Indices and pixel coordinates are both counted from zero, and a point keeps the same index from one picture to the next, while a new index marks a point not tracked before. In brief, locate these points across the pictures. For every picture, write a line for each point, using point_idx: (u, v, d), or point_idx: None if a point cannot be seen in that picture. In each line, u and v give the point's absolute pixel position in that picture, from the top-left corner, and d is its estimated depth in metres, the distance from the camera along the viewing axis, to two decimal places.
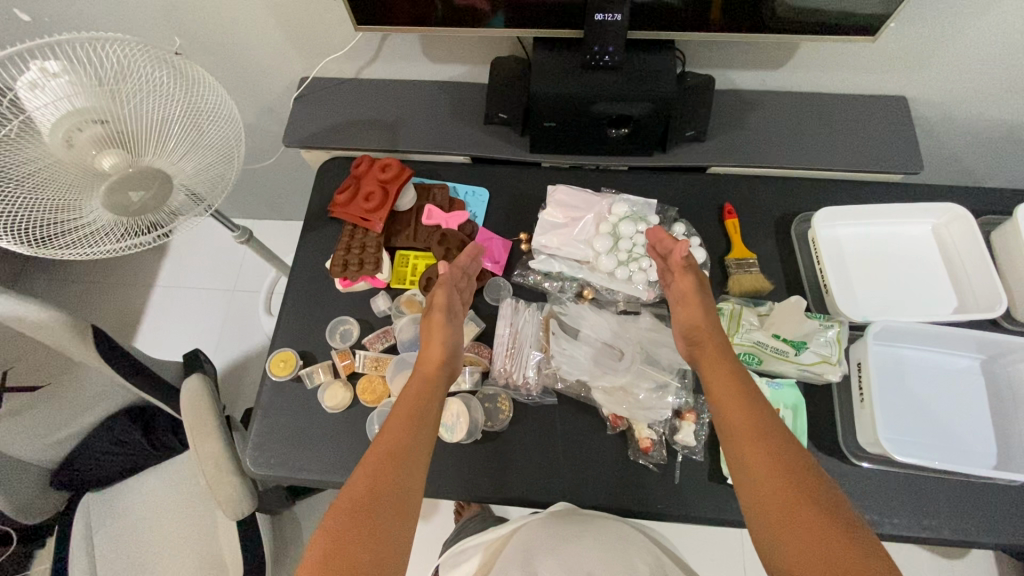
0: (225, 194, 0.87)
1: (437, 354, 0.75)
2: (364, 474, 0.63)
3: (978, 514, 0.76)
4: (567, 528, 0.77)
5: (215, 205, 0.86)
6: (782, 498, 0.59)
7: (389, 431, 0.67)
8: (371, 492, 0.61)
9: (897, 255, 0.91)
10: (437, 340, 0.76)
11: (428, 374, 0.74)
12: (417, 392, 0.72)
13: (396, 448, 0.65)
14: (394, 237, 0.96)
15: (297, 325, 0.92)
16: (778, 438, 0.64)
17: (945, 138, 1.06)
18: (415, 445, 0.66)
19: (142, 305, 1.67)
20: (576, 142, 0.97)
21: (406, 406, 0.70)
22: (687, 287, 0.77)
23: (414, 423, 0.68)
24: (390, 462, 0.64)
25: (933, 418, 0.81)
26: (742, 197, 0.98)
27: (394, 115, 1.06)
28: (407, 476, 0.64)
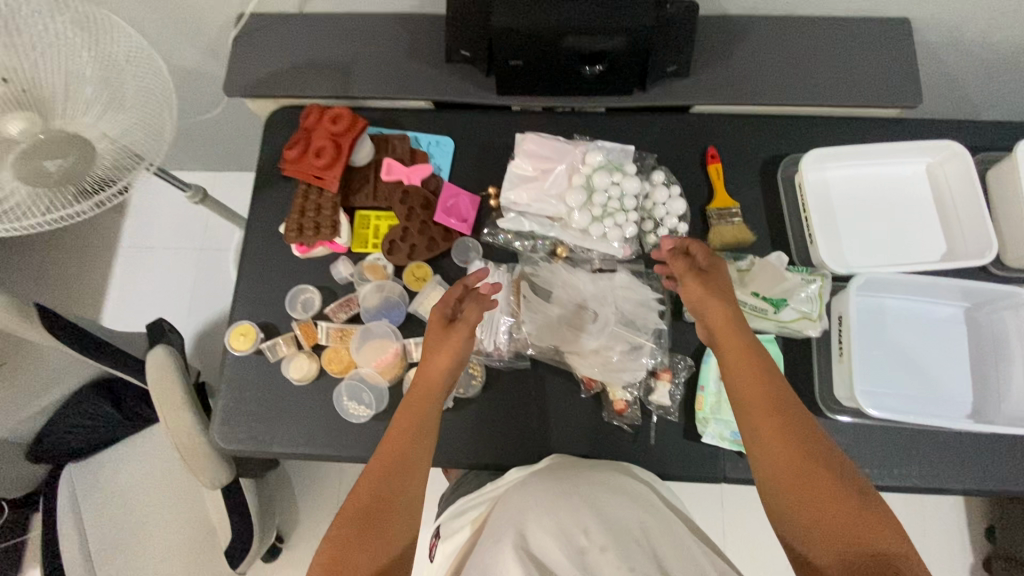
0: (163, 150, 0.75)
1: (446, 364, 0.69)
2: (365, 483, 0.62)
3: (948, 461, 0.77)
4: (557, 485, 0.68)
5: (154, 161, 0.74)
6: (798, 476, 0.58)
7: (391, 441, 0.65)
8: (372, 500, 0.60)
9: (889, 199, 0.86)
10: (446, 353, 0.69)
11: (431, 383, 0.68)
12: (420, 401, 0.67)
13: (396, 456, 0.63)
14: (351, 196, 0.89)
15: (256, 295, 0.87)
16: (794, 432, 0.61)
17: (949, 65, 0.97)
18: (418, 456, 0.64)
19: (108, 269, 1.60)
20: (547, 82, 0.89)
21: (407, 417, 0.66)
22: (681, 272, 0.73)
23: (415, 433, 0.65)
24: (388, 471, 0.62)
25: (914, 370, 0.80)
26: (726, 140, 0.91)
27: (343, 57, 0.95)
28: (408, 485, 0.62)
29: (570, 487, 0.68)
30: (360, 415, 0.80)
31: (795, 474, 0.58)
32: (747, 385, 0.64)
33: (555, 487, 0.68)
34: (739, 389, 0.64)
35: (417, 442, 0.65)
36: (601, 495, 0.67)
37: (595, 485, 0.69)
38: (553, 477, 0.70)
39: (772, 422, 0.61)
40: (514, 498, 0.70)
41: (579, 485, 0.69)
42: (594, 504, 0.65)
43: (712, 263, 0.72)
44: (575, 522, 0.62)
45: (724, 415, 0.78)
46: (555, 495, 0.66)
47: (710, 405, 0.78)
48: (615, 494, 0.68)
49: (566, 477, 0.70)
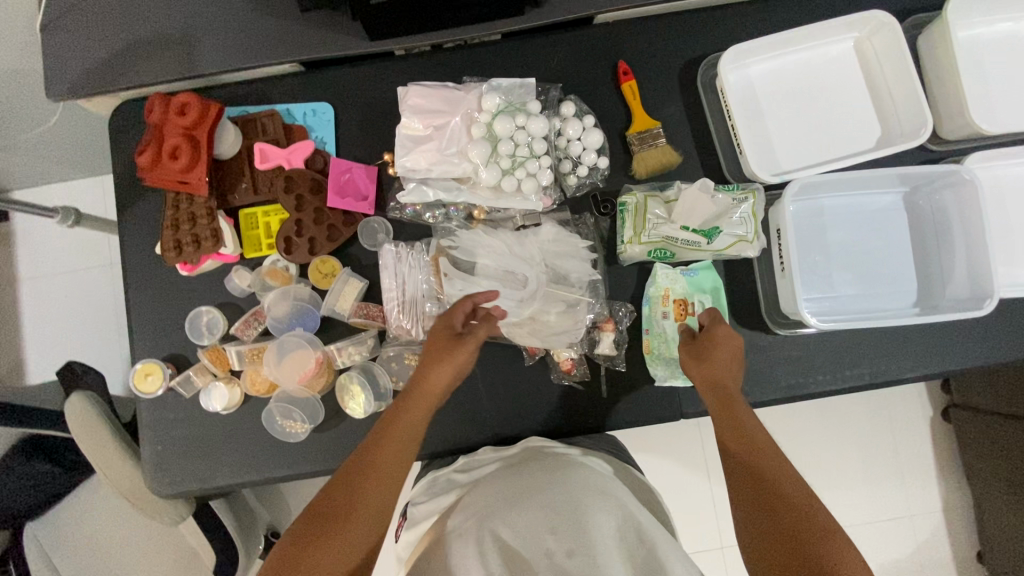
0: None
1: (445, 376, 0.65)
2: (339, 486, 0.58)
3: (895, 352, 0.77)
4: (521, 480, 0.62)
5: None
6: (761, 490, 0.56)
7: (376, 443, 0.61)
8: (343, 505, 0.56)
9: (818, 87, 0.79)
10: (452, 365, 0.65)
11: (424, 393, 0.65)
12: (410, 412, 0.63)
13: (378, 462, 0.59)
14: (230, 195, 0.78)
15: (154, 328, 0.78)
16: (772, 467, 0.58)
17: None
18: (398, 465, 0.60)
19: (13, 308, 1.45)
20: (423, 18, 0.75)
21: (397, 421, 0.63)
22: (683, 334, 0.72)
23: (402, 440, 0.61)
24: (366, 479, 0.58)
25: (857, 270, 0.77)
26: (638, 50, 0.81)
27: (177, 27, 0.79)
28: (383, 493, 0.58)
29: (539, 480, 0.61)
30: (298, 432, 0.74)
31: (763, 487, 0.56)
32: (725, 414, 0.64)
33: (518, 482, 0.62)
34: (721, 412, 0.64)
35: (399, 452, 0.61)
36: (563, 481, 0.60)
37: (555, 473, 0.62)
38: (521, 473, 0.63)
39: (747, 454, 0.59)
40: (481, 492, 0.62)
41: (542, 475, 0.62)
42: (561, 500, 0.57)
43: (713, 327, 0.70)
44: (542, 520, 0.54)
45: (670, 354, 0.75)
46: (521, 494, 0.59)
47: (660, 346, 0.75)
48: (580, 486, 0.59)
49: (535, 470, 0.62)
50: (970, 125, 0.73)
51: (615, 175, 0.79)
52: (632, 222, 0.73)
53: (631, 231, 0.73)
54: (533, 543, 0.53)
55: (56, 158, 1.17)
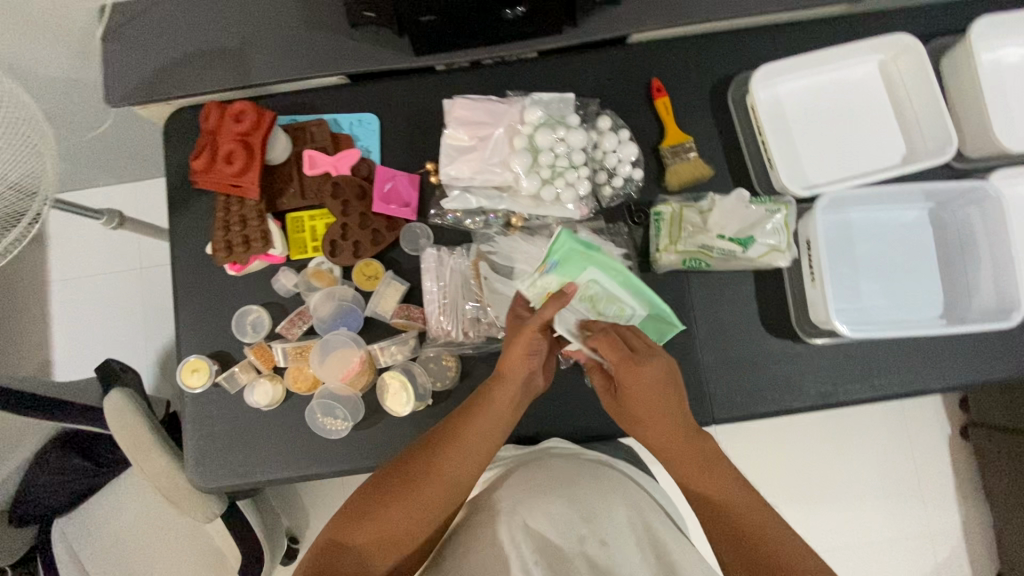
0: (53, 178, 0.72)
1: (517, 358, 0.66)
2: (417, 453, 0.63)
3: (922, 363, 0.79)
4: (550, 472, 0.68)
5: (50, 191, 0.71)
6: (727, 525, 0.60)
7: (464, 417, 0.65)
8: (421, 469, 0.62)
9: (844, 106, 0.82)
10: (521, 347, 0.66)
11: (504, 373, 0.66)
12: (490, 393, 0.66)
13: (458, 437, 0.63)
14: (278, 199, 0.81)
15: (200, 325, 0.81)
16: (753, 520, 0.59)
17: None
18: (478, 441, 0.64)
19: (45, 309, 1.48)
20: (467, 35, 0.79)
21: (477, 401, 0.66)
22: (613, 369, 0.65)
23: (482, 420, 0.64)
24: (445, 448, 0.63)
25: (884, 281, 0.79)
26: (670, 68, 0.84)
27: (232, 40, 0.83)
28: (456, 469, 0.62)
29: (569, 476, 0.68)
30: (339, 429, 0.76)
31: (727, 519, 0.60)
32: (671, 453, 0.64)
33: (547, 473, 0.68)
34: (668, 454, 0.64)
35: (477, 432, 0.64)
36: (589, 477, 0.68)
37: (582, 468, 0.70)
38: (548, 467, 0.69)
39: (727, 516, 0.60)
40: (510, 480, 0.69)
41: (569, 469, 0.69)
42: (586, 497, 0.64)
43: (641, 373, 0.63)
44: (577, 510, 0.62)
45: None
46: (552, 485, 0.66)
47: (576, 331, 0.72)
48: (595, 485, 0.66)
49: (565, 465, 0.69)
50: (994, 143, 0.75)
51: (648, 187, 0.82)
52: (667, 231, 0.76)
53: (666, 240, 0.76)
54: (565, 530, 0.60)
55: (96, 164, 1.21)
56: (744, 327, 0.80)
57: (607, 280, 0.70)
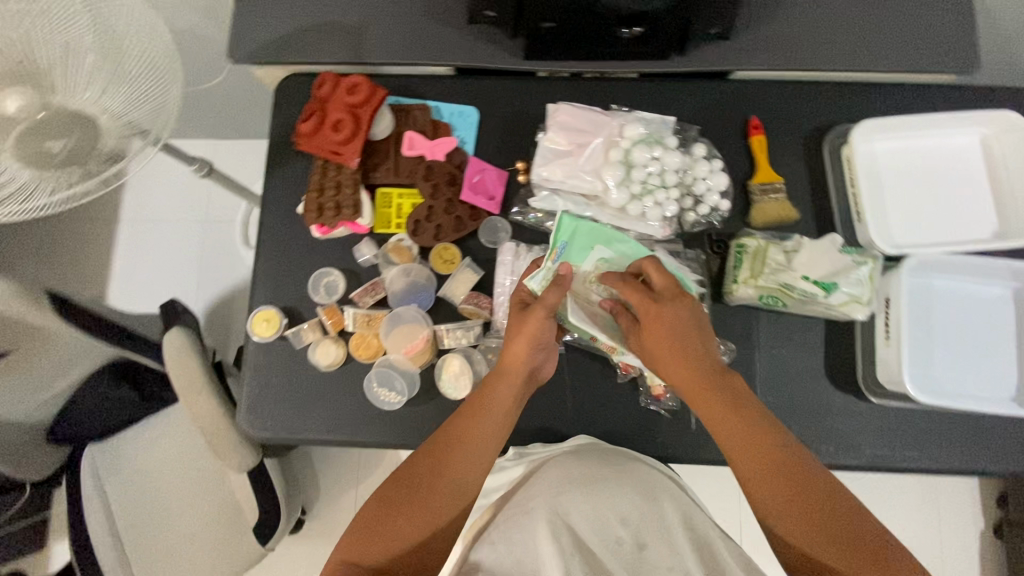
0: (171, 121, 0.71)
1: (523, 348, 0.67)
2: (424, 464, 0.63)
3: (986, 443, 0.77)
4: (582, 467, 0.70)
5: (163, 134, 0.70)
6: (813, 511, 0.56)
7: (463, 413, 0.66)
8: (424, 476, 0.62)
9: (940, 173, 0.82)
10: (526, 335, 0.67)
11: (508, 374, 0.67)
12: (493, 394, 0.66)
13: (459, 438, 0.64)
14: (372, 173, 0.84)
15: (277, 279, 0.83)
16: (824, 515, 0.55)
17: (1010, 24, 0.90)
18: (482, 438, 0.64)
19: (110, 244, 1.54)
20: (578, 47, 0.82)
21: (478, 397, 0.67)
22: (652, 316, 0.64)
23: (483, 414, 0.65)
24: (448, 449, 0.64)
25: (959, 352, 0.77)
26: (769, 109, 0.86)
27: (355, 17, 0.86)
28: (465, 476, 0.63)
29: (602, 473, 0.70)
30: (391, 401, 0.78)
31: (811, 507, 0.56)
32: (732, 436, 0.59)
33: (580, 469, 0.70)
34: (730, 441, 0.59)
35: (482, 439, 0.64)
36: (622, 477, 0.70)
37: (613, 465, 0.71)
38: (585, 459, 0.72)
39: (783, 499, 0.56)
40: (544, 473, 0.73)
41: (602, 465, 0.71)
42: (620, 501, 0.68)
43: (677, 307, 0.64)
44: (613, 511, 0.67)
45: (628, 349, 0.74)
46: (587, 482, 0.69)
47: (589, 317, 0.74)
48: (629, 485, 0.69)
49: (598, 463, 0.71)
50: None
51: (730, 219, 0.82)
52: (749, 264, 0.76)
53: (747, 273, 0.76)
54: (603, 530, 0.66)
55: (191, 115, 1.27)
56: (808, 374, 0.79)
57: (614, 254, 0.75)
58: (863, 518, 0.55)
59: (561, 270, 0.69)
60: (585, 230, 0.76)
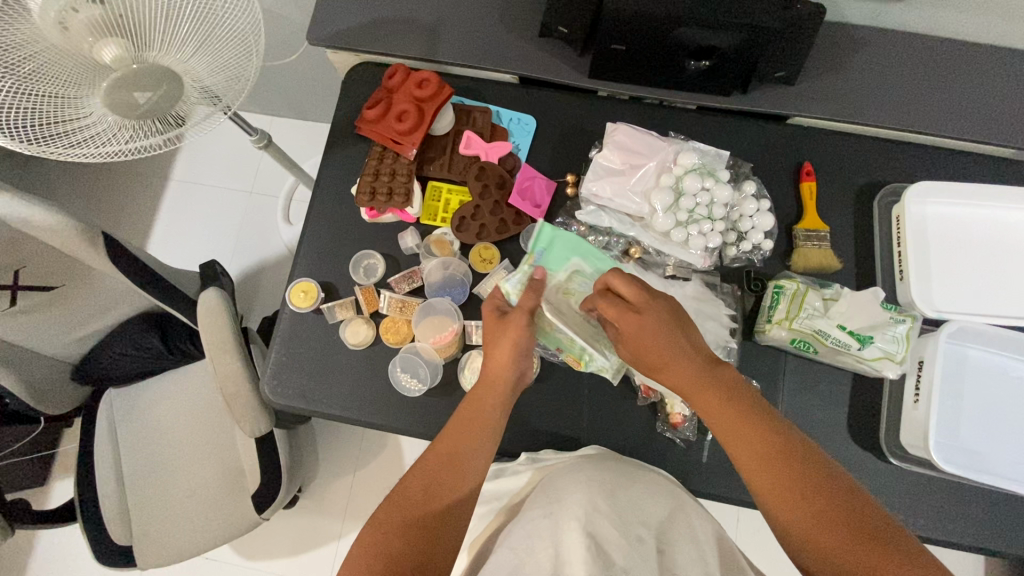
0: (243, 91, 0.72)
1: (502, 359, 0.68)
2: (419, 471, 0.63)
3: (1005, 524, 0.75)
4: (601, 471, 0.68)
5: (233, 102, 0.71)
6: (825, 520, 0.54)
7: (451, 428, 0.66)
8: (419, 491, 0.61)
9: (988, 244, 0.81)
10: (507, 345, 0.69)
11: (491, 384, 0.68)
12: (479, 403, 0.67)
13: (450, 452, 0.64)
14: (426, 165, 0.87)
15: (320, 254, 0.86)
16: (838, 521, 0.53)
17: None
18: (473, 448, 0.65)
19: (157, 201, 1.59)
20: (643, 72, 0.84)
21: (465, 412, 0.67)
22: (632, 326, 0.65)
23: (471, 426, 0.66)
24: (444, 465, 0.63)
25: (988, 427, 0.76)
26: (823, 158, 0.86)
27: (433, 16, 0.89)
28: (460, 484, 0.63)
29: (623, 479, 0.67)
30: (412, 388, 0.79)
31: (822, 514, 0.54)
32: (738, 441, 0.59)
33: (599, 472, 0.68)
34: (739, 451, 0.59)
35: (472, 444, 0.65)
36: (643, 488, 0.67)
37: (633, 475, 0.69)
38: (601, 465, 0.70)
39: (782, 488, 0.56)
40: (559, 476, 0.70)
41: (620, 472, 0.69)
42: (641, 506, 0.64)
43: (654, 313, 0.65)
44: (635, 514, 0.63)
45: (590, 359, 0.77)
46: (608, 483, 0.66)
47: (558, 327, 0.77)
48: (647, 493, 0.67)
49: (618, 470, 0.69)
50: None
51: (771, 260, 0.83)
52: (786, 306, 0.76)
53: (783, 313, 0.76)
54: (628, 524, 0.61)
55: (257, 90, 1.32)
56: (830, 425, 0.78)
57: (590, 270, 0.79)
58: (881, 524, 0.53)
59: (533, 274, 0.75)
60: (563, 241, 0.79)
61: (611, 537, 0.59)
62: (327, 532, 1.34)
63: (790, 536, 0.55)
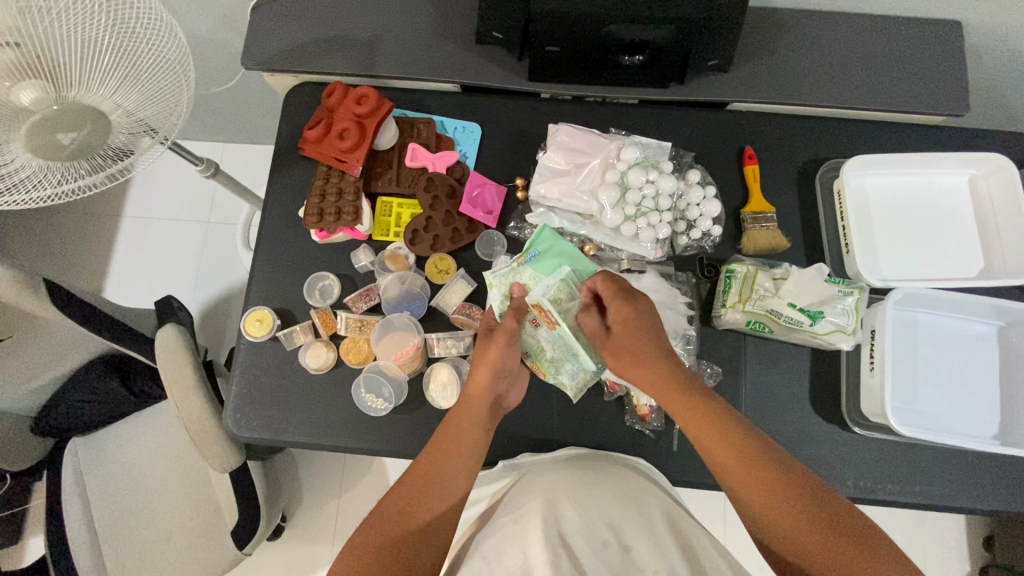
0: (178, 122, 0.71)
1: (485, 377, 0.70)
2: (393, 498, 0.63)
3: (967, 480, 0.77)
4: (571, 472, 0.70)
5: (169, 134, 0.71)
6: (806, 522, 0.56)
7: (432, 448, 0.66)
8: (396, 514, 0.61)
9: (927, 211, 0.84)
10: (488, 362, 0.71)
11: (472, 400, 0.69)
12: (459, 423, 0.68)
13: (430, 473, 0.64)
14: (374, 182, 0.86)
15: (274, 280, 0.85)
16: (816, 524, 0.56)
17: (1001, 83, 0.92)
18: (453, 468, 0.65)
19: (111, 239, 1.55)
20: (581, 71, 0.84)
21: (445, 429, 0.68)
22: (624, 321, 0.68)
23: (450, 444, 0.66)
24: (421, 484, 0.63)
25: (943, 388, 0.78)
26: (765, 141, 0.88)
27: (368, 31, 0.88)
28: (438, 504, 0.63)
29: (593, 478, 0.69)
30: (378, 408, 0.78)
31: (802, 517, 0.56)
32: (714, 442, 0.62)
33: (569, 474, 0.70)
34: (716, 453, 0.61)
35: (451, 464, 0.65)
36: (613, 482, 0.69)
37: (603, 472, 0.70)
38: (574, 466, 0.71)
39: (765, 492, 0.58)
40: (529, 481, 0.71)
41: (591, 471, 0.70)
42: (608, 506, 0.66)
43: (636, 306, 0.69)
44: (602, 516, 0.65)
45: (556, 371, 0.77)
46: (578, 484, 0.68)
47: (532, 332, 0.77)
48: (614, 491, 0.68)
49: (589, 469, 0.71)
50: None
51: (722, 245, 0.84)
52: (738, 288, 0.77)
53: (735, 297, 0.77)
54: (594, 529, 0.63)
55: None
56: (793, 403, 0.79)
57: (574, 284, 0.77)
58: (850, 516, 0.57)
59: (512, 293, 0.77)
60: (559, 250, 0.79)
61: (580, 542, 0.61)
62: (316, 560, 1.32)
63: (772, 537, 0.58)
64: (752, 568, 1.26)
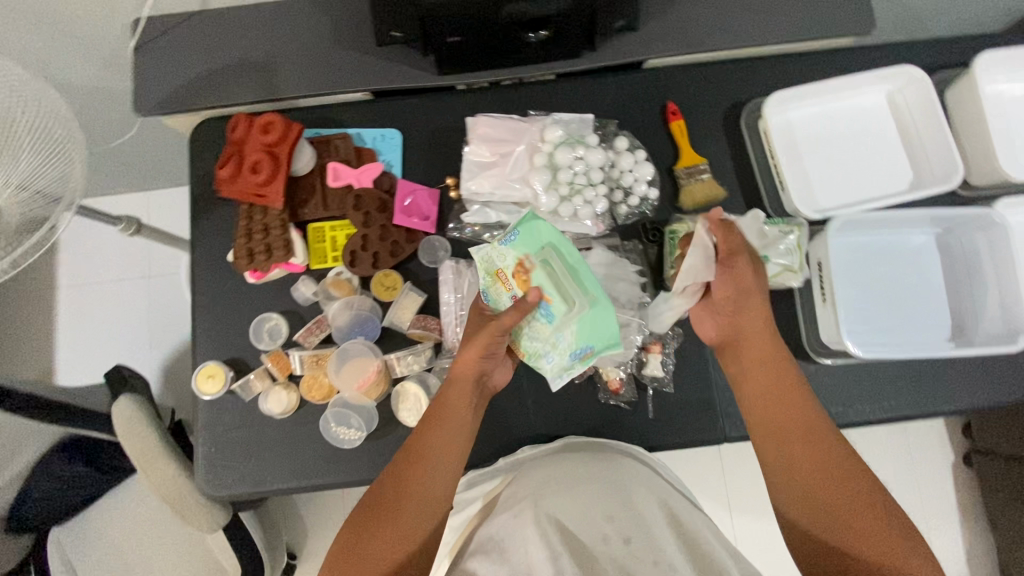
0: (81, 181, 0.67)
1: (473, 358, 0.67)
2: (389, 479, 0.63)
3: (931, 385, 0.80)
4: (573, 466, 0.71)
5: (77, 194, 0.66)
6: (824, 490, 0.61)
7: (423, 425, 0.66)
8: (389, 496, 0.62)
9: (853, 134, 0.85)
10: (478, 344, 0.67)
11: (460, 379, 0.67)
12: (449, 403, 0.67)
13: (422, 452, 0.64)
14: (300, 210, 0.83)
15: (218, 331, 0.81)
16: (835, 494, 0.61)
17: None
18: (440, 444, 0.65)
19: (51, 316, 1.48)
20: (489, 56, 0.81)
21: (435, 407, 0.67)
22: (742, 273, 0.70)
23: (438, 422, 0.66)
24: (412, 465, 0.64)
25: (894, 303, 0.81)
26: (686, 93, 0.87)
27: (260, 54, 0.84)
28: (428, 487, 0.63)
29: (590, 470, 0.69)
30: (351, 439, 0.77)
31: (823, 483, 0.62)
32: (765, 404, 0.68)
33: (570, 469, 0.70)
34: (767, 412, 0.68)
35: (440, 441, 0.65)
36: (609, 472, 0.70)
37: (602, 460, 0.71)
38: (571, 458, 0.72)
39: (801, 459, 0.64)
40: (523, 479, 0.71)
41: (591, 464, 0.71)
42: (601, 496, 0.65)
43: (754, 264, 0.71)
44: (598, 508, 0.63)
45: (535, 356, 0.70)
46: (578, 480, 0.68)
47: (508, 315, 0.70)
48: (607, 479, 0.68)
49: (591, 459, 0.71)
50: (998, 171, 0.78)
51: (663, 206, 0.84)
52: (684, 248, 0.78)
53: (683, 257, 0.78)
54: (591, 526, 0.60)
55: None
56: None
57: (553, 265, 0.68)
58: (856, 487, 0.61)
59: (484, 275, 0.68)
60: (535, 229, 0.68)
61: (582, 538, 0.59)
62: None
63: (787, 497, 0.63)
64: (756, 504, 1.31)
